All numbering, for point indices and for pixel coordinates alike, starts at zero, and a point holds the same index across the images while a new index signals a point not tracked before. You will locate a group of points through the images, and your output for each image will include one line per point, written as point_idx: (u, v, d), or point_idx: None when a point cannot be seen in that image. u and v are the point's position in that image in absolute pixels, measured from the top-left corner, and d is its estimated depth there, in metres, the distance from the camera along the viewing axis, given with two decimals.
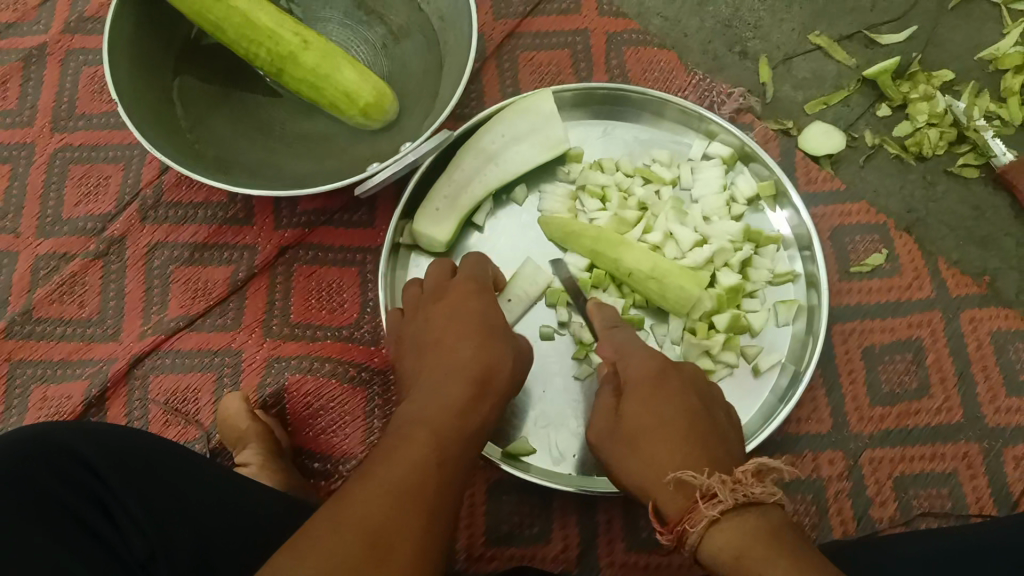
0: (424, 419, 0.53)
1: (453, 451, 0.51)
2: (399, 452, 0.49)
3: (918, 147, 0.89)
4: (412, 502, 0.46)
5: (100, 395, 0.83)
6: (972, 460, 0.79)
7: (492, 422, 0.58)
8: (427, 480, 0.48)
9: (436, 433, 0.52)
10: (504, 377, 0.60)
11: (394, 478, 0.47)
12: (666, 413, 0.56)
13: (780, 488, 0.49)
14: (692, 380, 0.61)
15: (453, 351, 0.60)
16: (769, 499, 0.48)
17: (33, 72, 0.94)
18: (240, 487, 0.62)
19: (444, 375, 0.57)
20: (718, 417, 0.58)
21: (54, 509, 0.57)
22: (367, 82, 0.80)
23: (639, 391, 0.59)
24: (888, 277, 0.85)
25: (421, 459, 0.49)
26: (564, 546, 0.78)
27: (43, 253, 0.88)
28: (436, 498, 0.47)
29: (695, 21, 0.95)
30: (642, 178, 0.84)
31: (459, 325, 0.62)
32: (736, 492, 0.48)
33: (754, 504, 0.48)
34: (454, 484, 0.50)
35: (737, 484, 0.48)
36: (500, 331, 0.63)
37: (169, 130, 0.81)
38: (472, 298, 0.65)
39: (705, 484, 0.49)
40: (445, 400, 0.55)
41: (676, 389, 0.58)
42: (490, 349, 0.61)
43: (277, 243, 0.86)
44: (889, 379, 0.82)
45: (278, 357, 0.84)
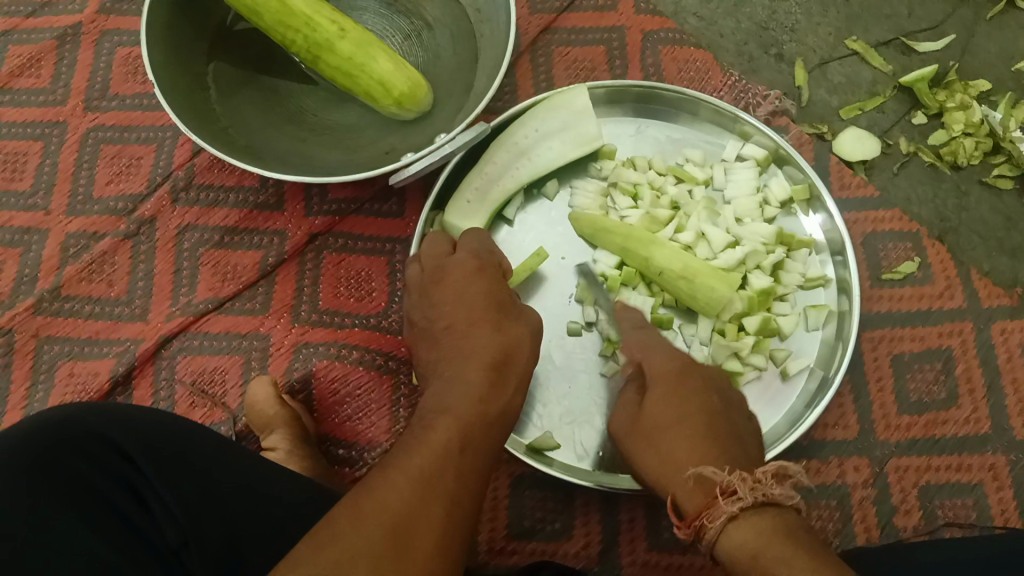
0: (444, 407, 0.53)
1: (475, 439, 0.51)
2: (420, 440, 0.50)
3: (953, 156, 0.88)
4: (434, 490, 0.46)
5: (126, 375, 0.84)
6: (999, 472, 0.78)
7: (517, 405, 0.58)
8: (448, 468, 0.48)
9: (458, 421, 0.52)
10: (522, 362, 0.60)
11: (416, 466, 0.47)
12: (691, 407, 0.56)
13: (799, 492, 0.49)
14: (717, 379, 0.60)
15: (469, 337, 0.59)
16: (787, 500, 0.48)
17: (67, 52, 0.94)
18: (265, 479, 0.64)
19: (460, 367, 0.57)
20: (739, 419, 0.57)
21: (85, 492, 0.56)
22: (402, 72, 0.80)
23: (661, 391, 0.58)
24: (920, 285, 0.84)
25: (442, 447, 0.49)
26: (586, 543, 0.78)
27: (73, 231, 0.88)
28: (456, 488, 0.47)
29: (731, 22, 0.95)
30: (674, 177, 0.84)
31: (469, 307, 0.61)
32: (756, 490, 0.47)
33: (772, 505, 0.48)
34: (475, 475, 0.50)
35: (758, 482, 0.48)
36: (514, 311, 0.63)
37: (201, 116, 0.81)
38: (483, 277, 0.64)
39: (725, 480, 0.49)
40: (463, 390, 0.55)
41: (695, 389, 0.58)
42: (505, 334, 0.60)
43: (307, 229, 0.86)
44: (917, 388, 0.81)
45: (306, 342, 0.84)
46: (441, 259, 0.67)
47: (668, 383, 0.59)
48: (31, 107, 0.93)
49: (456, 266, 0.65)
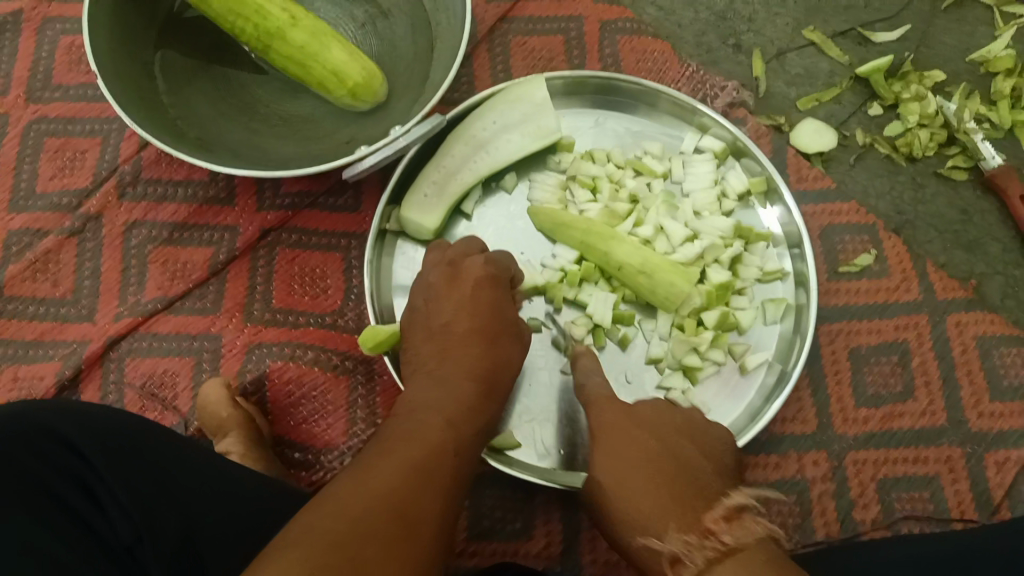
0: (438, 408, 0.55)
1: (466, 445, 0.54)
2: (416, 432, 0.51)
3: (909, 147, 0.88)
4: (434, 482, 0.47)
5: (73, 377, 0.81)
6: (955, 464, 0.80)
7: (495, 421, 0.61)
8: (444, 463, 0.49)
9: (451, 423, 0.54)
10: (506, 376, 0.63)
11: (413, 456, 0.48)
12: (644, 464, 0.59)
13: (757, 526, 0.51)
14: (663, 426, 0.64)
15: (462, 348, 0.62)
16: (745, 543, 0.49)
17: (7, 40, 0.91)
18: (237, 478, 0.63)
19: (451, 372, 0.59)
20: (686, 451, 0.61)
21: (37, 490, 0.54)
22: (356, 62, 0.78)
23: (608, 449, 0.62)
24: (877, 278, 0.85)
25: (439, 442, 0.51)
26: (547, 543, 0.77)
27: (15, 229, 0.85)
28: (451, 481, 0.49)
29: (690, 12, 0.94)
30: (633, 170, 0.83)
31: (475, 318, 0.64)
32: (705, 548, 0.50)
33: (731, 553, 0.48)
34: (465, 475, 0.52)
35: (705, 542, 0.50)
36: (511, 328, 0.66)
37: (151, 108, 0.78)
38: (494, 287, 0.67)
39: (671, 549, 0.52)
40: (455, 394, 0.57)
41: (642, 442, 0.62)
42: (498, 351, 0.64)
43: (259, 225, 0.84)
44: (874, 380, 0.82)
45: (259, 342, 0.82)
46: (456, 256, 0.69)
47: (607, 436, 0.64)
48: None
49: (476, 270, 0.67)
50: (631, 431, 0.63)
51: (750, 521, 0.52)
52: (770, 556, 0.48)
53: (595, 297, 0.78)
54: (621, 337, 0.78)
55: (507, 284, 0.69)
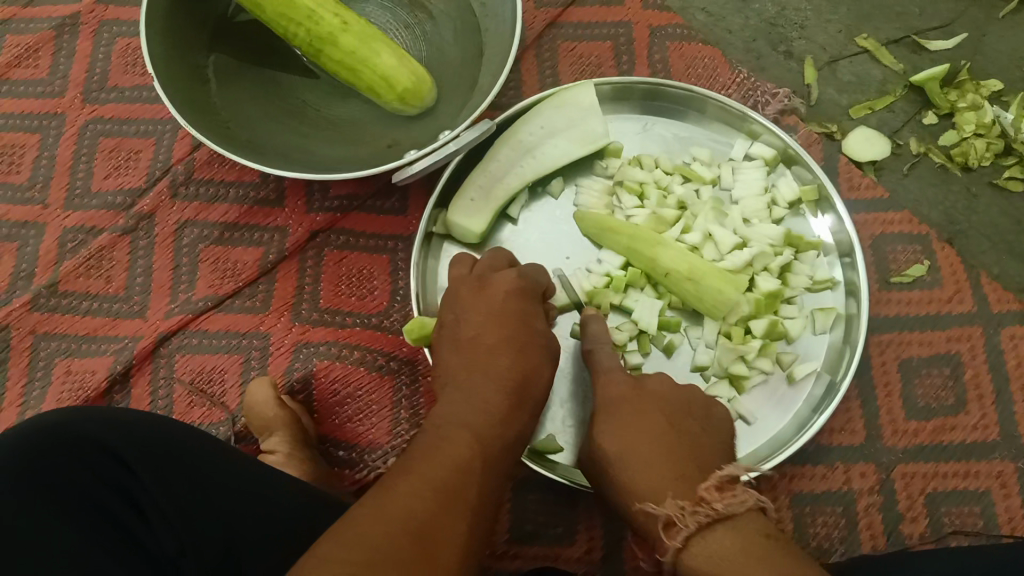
0: (465, 422, 0.54)
1: (493, 460, 0.53)
2: (442, 451, 0.51)
3: (964, 157, 0.87)
4: (458, 502, 0.47)
5: (124, 372, 0.83)
6: (1007, 480, 0.77)
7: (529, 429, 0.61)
8: (469, 482, 0.49)
9: (479, 437, 0.53)
10: (538, 386, 0.62)
11: (437, 475, 0.48)
12: (641, 430, 0.59)
13: (751, 494, 0.52)
14: (664, 396, 0.62)
15: (490, 358, 0.61)
16: (738, 511, 0.50)
17: (66, 42, 0.93)
18: (273, 480, 0.62)
19: (480, 386, 0.59)
20: (692, 425, 0.60)
21: (80, 501, 0.56)
22: (405, 67, 0.78)
23: (606, 417, 0.62)
24: (929, 289, 0.83)
25: (465, 459, 0.50)
26: (590, 547, 0.77)
27: (71, 226, 0.87)
28: (477, 499, 0.48)
29: (740, 18, 0.93)
30: (681, 176, 0.83)
31: (503, 330, 0.63)
32: (697, 514, 0.51)
33: (720, 521, 0.50)
34: (492, 491, 0.51)
35: (698, 507, 0.51)
36: (539, 337, 0.65)
37: (202, 111, 0.80)
38: (517, 298, 0.66)
39: (665, 513, 0.52)
40: (486, 408, 0.56)
41: (646, 410, 0.61)
42: (527, 359, 0.62)
43: (308, 226, 0.85)
44: (925, 393, 0.80)
45: (306, 342, 0.83)
46: (485, 270, 0.69)
47: (617, 410, 0.62)
48: (29, 98, 0.92)
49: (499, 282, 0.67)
50: (638, 398, 0.62)
51: (742, 486, 0.53)
52: (758, 524, 0.50)
53: (641, 303, 0.77)
54: (667, 344, 0.77)
55: (532, 297, 0.68)
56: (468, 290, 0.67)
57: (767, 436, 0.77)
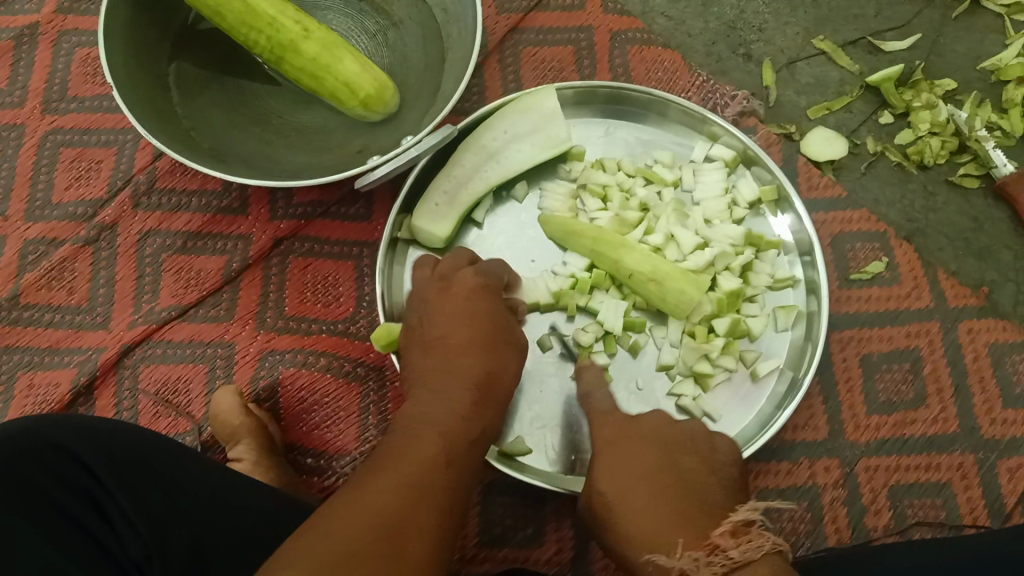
0: (434, 420, 0.55)
1: (461, 457, 0.53)
2: (411, 449, 0.51)
3: (920, 155, 0.88)
4: (427, 501, 0.47)
5: (88, 385, 0.82)
6: (967, 471, 0.79)
7: (493, 427, 0.61)
8: (437, 481, 0.49)
9: (447, 435, 0.53)
10: (505, 383, 0.63)
11: (407, 474, 0.48)
12: (641, 476, 0.59)
13: (768, 537, 0.47)
14: (660, 436, 0.64)
15: (457, 356, 0.61)
16: (756, 556, 0.46)
17: (24, 52, 0.92)
18: (239, 486, 0.63)
19: (447, 383, 0.59)
20: (690, 465, 0.60)
21: (45, 508, 0.55)
22: (367, 73, 0.79)
23: (607, 462, 0.63)
24: (888, 285, 0.85)
25: (434, 457, 0.50)
26: (558, 549, 0.77)
27: (31, 238, 0.86)
28: (443, 497, 0.49)
29: (700, 21, 0.95)
30: (643, 178, 0.84)
31: (469, 326, 0.64)
32: (711, 565, 0.47)
33: (737, 570, 0.46)
34: (459, 490, 0.51)
35: (711, 557, 0.47)
36: (506, 334, 0.66)
37: (164, 119, 0.79)
38: (482, 293, 0.67)
39: (677, 565, 0.49)
40: (453, 404, 0.57)
41: (643, 449, 0.62)
42: (492, 354, 0.63)
43: (272, 233, 0.85)
44: (885, 388, 0.82)
45: (271, 350, 0.83)
46: (447, 269, 0.69)
47: (611, 447, 0.64)
48: None
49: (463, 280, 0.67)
50: (635, 442, 0.63)
51: (759, 531, 0.49)
52: (779, 568, 0.46)
53: (606, 304, 0.78)
54: (632, 345, 0.78)
55: (497, 292, 0.69)
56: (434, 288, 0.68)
57: (732, 433, 0.77)
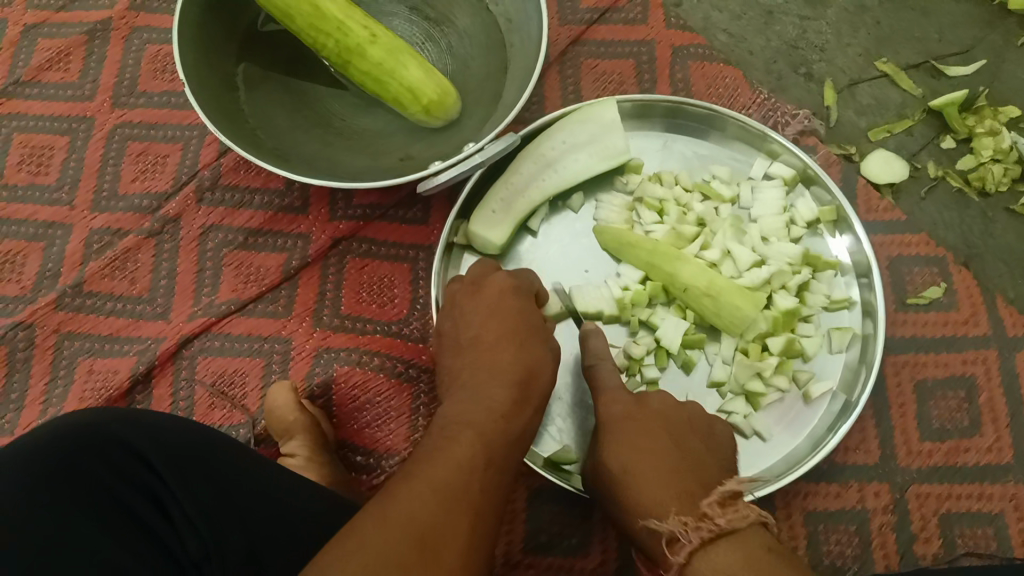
0: (469, 423, 0.55)
1: (497, 456, 0.53)
2: (447, 452, 0.51)
3: (981, 182, 0.87)
4: (461, 504, 0.47)
5: (146, 373, 0.84)
6: (1021, 503, 0.78)
7: (534, 426, 0.61)
8: (472, 482, 0.49)
9: (482, 436, 0.54)
10: (543, 382, 0.63)
11: (441, 478, 0.48)
12: (645, 445, 0.60)
13: (753, 509, 0.52)
14: (664, 412, 0.64)
15: (492, 356, 0.62)
16: (740, 526, 0.51)
17: (96, 48, 0.95)
18: (288, 491, 0.63)
19: (486, 383, 0.59)
20: (693, 444, 0.61)
21: (107, 499, 0.56)
22: (431, 80, 0.79)
23: (612, 429, 0.63)
24: (945, 311, 0.84)
25: (468, 458, 0.51)
26: (603, 559, 0.77)
27: (97, 228, 0.89)
28: (479, 500, 0.48)
29: (761, 39, 0.95)
30: (700, 193, 0.84)
31: (504, 327, 0.64)
32: (700, 530, 0.51)
33: (722, 535, 0.51)
34: (496, 491, 0.51)
35: (701, 522, 0.51)
36: (538, 333, 0.66)
37: (229, 116, 0.81)
38: (517, 295, 0.67)
39: (668, 529, 0.52)
40: (489, 405, 0.57)
41: (646, 424, 0.62)
42: (529, 353, 0.63)
43: (332, 233, 0.86)
44: (939, 414, 0.81)
45: (327, 347, 0.84)
46: (478, 275, 0.70)
47: (624, 420, 0.63)
48: (60, 101, 0.94)
49: (492, 282, 0.68)
50: (644, 416, 0.63)
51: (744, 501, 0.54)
52: (760, 538, 0.51)
53: (667, 322, 0.78)
54: (684, 361, 0.78)
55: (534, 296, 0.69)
56: (469, 291, 0.69)
57: (782, 453, 0.77)
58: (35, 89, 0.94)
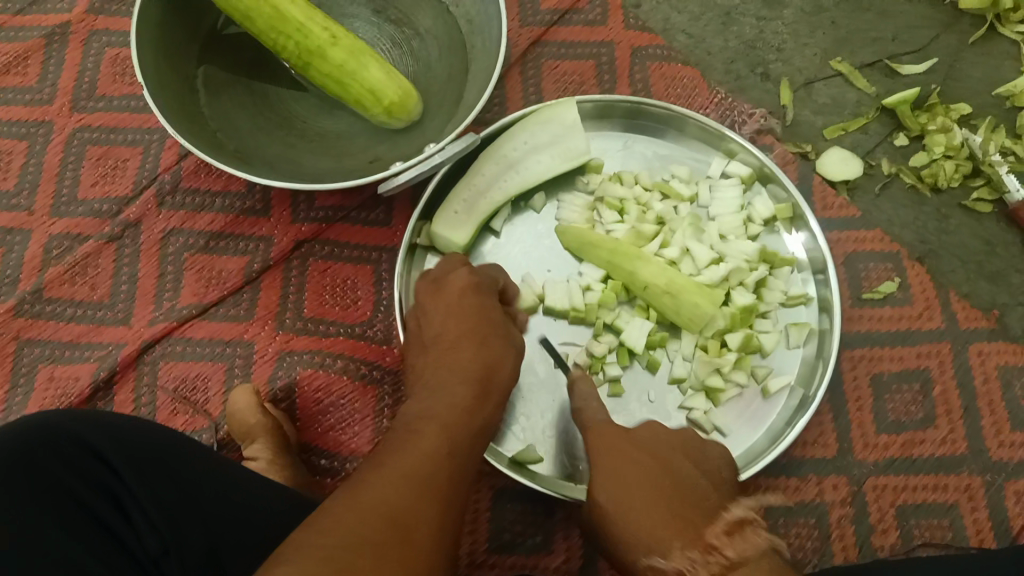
0: (434, 415, 0.55)
1: (462, 447, 0.54)
2: (412, 444, 0.51)
3: (934, 179, 0.89)
4: (430, 492, 0.47)
5: (108, 379, 0.83)
6: (974, 493, 0.80)
7: (495, 421, 0.61)
8: (440, 471, 0.50)
9: (447, 428, 0.54)
10: (505, 375, 0.63)
11: (410, 467, 0.49)
12: (639, 478, 0.58)
13: (759, 535, 0.51)
14: (654, 443, 0.63)
15: (455, 351, 0.63)
16: (750, 555, 0.50)
17: (54, 51, 0.94)
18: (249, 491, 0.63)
19: (449, 377, 0.60)
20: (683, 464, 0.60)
21: (65, 497, 0.56)
22: (393, 82, 0.80)
23: (603, 466, 0.61)
24: (900, 306, 0.85)
25: (435, 449, 0.51)
26: (567, 557, 0.78)
27: (56, 233, 0.88)
28: (448, 488, 0.49)
29: (719, 40, 0.96)
30: (660, 193, 0.85)
31: (466, 323, 0.65)
32: (709, 564, 0.50)
33: (733, 567, 0.50)
34: (463, 480, 0.51)
35: (709, 557, 0.51)
36: (501, 329, 0.66)
37: (189, 118, 0.80)
38: (481, 291, 0.68)
39: (677, 566, 0.52)
40: (454, 398, 0.58)
41: (635, 454, 0.61)
42: (493, 348, 0.64)
43: (294, 236, 0.86)
44: (895, 407, 0.83)
45: (290, 350, 0.84)
46: (444, 271, 0.71)
47: (612, 455, 0.61)
48: (17, 105, 0.93)
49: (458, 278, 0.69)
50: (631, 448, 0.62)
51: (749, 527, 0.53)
52: (771, 562, 0.50)
53: (632, 325, 0.79)
54: (648, 361, 0.79)
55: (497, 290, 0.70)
56: (435, 285, 0.69)
57: (742, 448, 0.78)
58: None
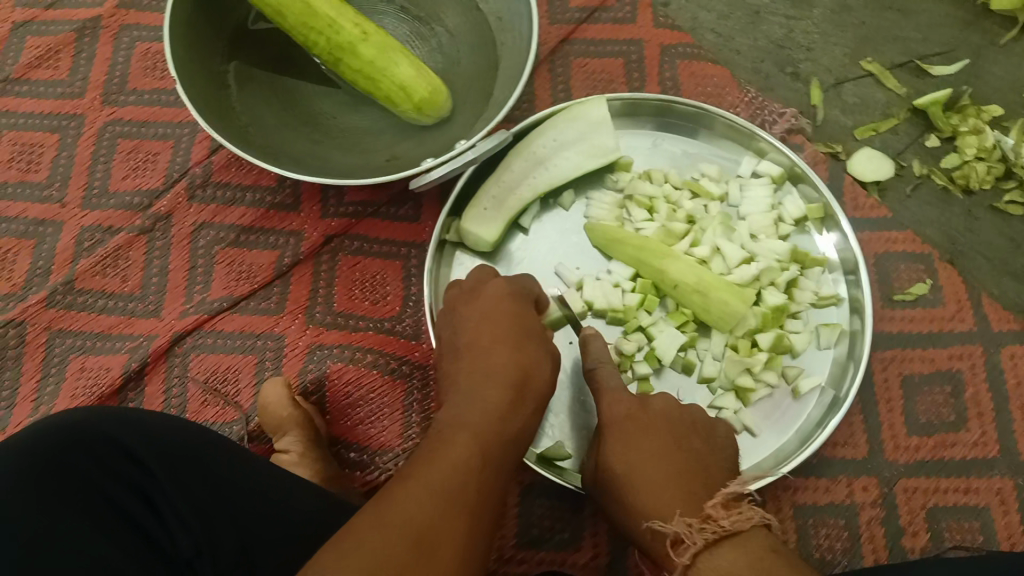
0: (468, 422, 0.55)
1: (494, 456, 0.53)
2: (443, 453, 0.51)
3: (965, 180, 0.89)
4: (459, 505, 0.47)
5: (138, 371, 0.84)
6: (1006, 496, 0.79)
7: (531, 427, 0.61)
8: (471, 483, 0.49)
9: (480, 435, 0.54)
10: (539, 383, 0.63)
11: (439, 479, 0.48)
12: (648, 449, 0.61)
13: (756, 512, 0.53)
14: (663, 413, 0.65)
15: (490, 354, 0.63)
16: (746, 526, 0.52)
17: (86, 45, 0.95)
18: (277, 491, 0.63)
19: (482, 382, 0.60)
20: (694, 441, 0.63)
21: (99, 497, 0.56)
22: (423, 78, 0.80)
23: (615, 432, 0.64)
24: (931, 307, 0.85)
25: (467, 459, 0.51)
26: (595, 554, 0.78)
27: (88, 225, 0.88)
28: (477, 501, 0.49)
29: (749, 39, 0.96)
30: (690, 191, 0.84)
31: (497, 329, 0.65)
32: (704, 532, 0.52)
33: (727, 537, 0.52)
34: (492, 491, 0.51)
35: (705, 525, 0.53)
36: (535, 335, 0.66)
37: (221, 115, 0.81)
38: (513, 299, 0.68)
39: (673, 531, 0.54)
40: (487, 405, 0.57)
41: (648, 426, 0.63)
42: (527, 354, 0.64)
43: (323, 231, 0.87)
44: (925, 409, 0.82)
45: (320, 345, 0.84)
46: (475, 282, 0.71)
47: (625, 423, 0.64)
48: (50, 99, 0.93)
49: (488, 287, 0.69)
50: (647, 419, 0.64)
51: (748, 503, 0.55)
52: (765, 537, 0.53)
53: (665, 332, 0.78)
54: (683, 363, 0.78)
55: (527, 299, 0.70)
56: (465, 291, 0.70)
57: (773, 448, 0.78)
58: (25, 86, 0.94)
